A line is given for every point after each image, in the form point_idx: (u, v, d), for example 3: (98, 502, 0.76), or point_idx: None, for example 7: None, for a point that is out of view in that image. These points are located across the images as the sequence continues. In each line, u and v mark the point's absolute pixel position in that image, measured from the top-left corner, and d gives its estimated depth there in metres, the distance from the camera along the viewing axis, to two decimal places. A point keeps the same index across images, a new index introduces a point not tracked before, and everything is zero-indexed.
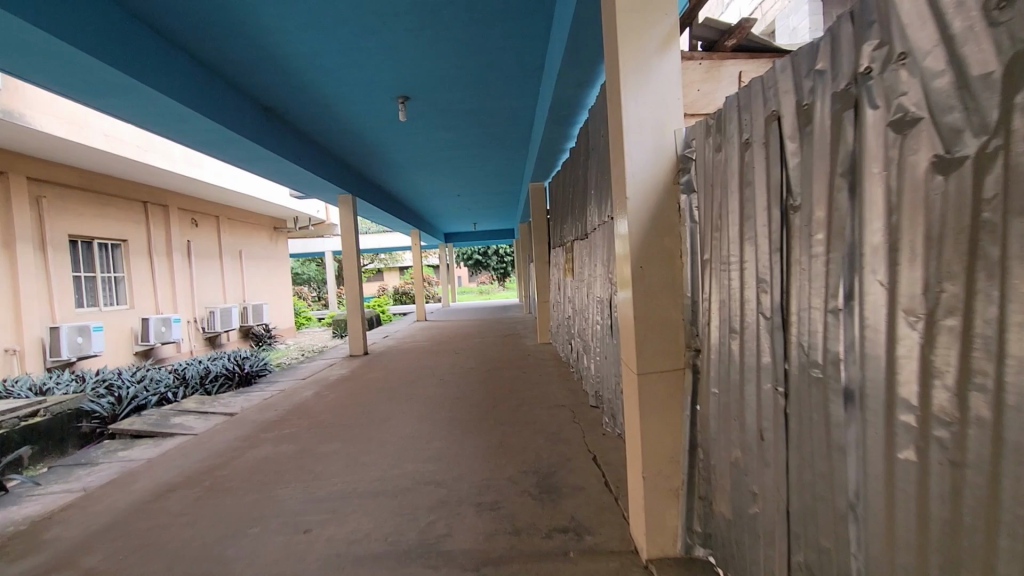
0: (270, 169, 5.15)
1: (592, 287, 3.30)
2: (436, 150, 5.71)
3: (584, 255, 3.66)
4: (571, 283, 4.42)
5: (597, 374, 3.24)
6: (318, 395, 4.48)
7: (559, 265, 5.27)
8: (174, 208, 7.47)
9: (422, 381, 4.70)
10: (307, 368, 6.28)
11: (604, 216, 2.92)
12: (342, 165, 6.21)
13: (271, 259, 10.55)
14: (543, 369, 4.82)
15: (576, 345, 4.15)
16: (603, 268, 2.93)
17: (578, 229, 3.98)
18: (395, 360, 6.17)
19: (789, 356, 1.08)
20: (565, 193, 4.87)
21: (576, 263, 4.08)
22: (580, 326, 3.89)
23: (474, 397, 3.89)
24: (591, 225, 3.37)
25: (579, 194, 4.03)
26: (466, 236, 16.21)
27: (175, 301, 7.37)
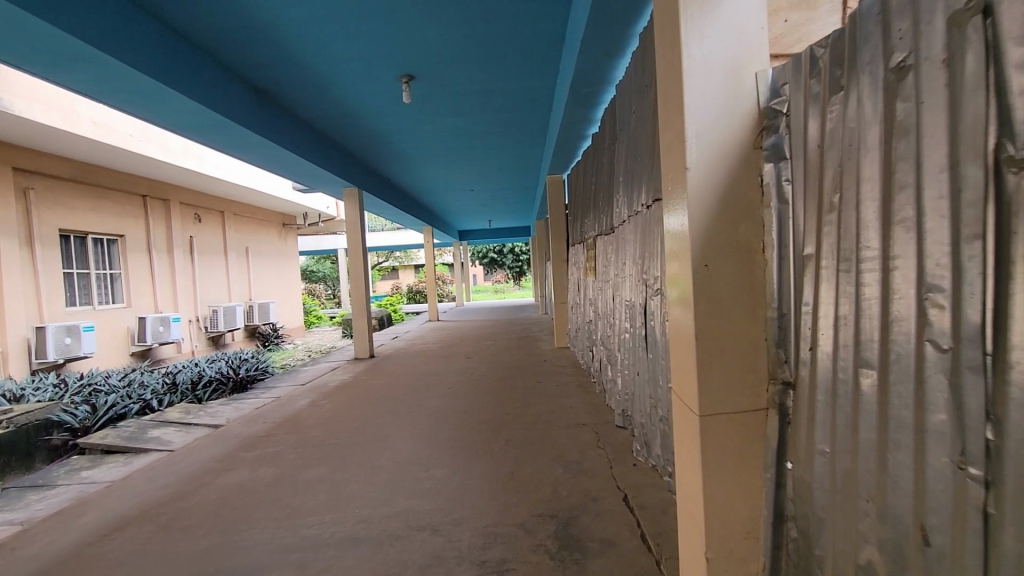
0: (266, 158, 4.76)
1: (621, 290, 2.84)
2: (447, 137, 5.29)
3: (610, 252, 3.21)
4: (593, 284, 3.97)
5: (624, 391, 2.79)
6: (314, 404, 4.09)
7: (579, 264, 4.82)
8: (176, 202, 7.13)
9: (428, 390, 4.27)
10: (308, 372, 5.90)
11: (637, 206, 2.45)
12: (347, 155, 5.81)
13: (280, 256, 10.21)
14: (561, 378, 4.35)
15: (599, 353, 3.69)
16: (634, 268, 2.47)
17: (602, 225, 3.52)
18: (403, 364, 5.76)
19: (1007, 422, 0.63)
20: (587, 185, 4.41)
21: (599, 262, 3.62)
22: (604, 332, 3.44)
23: (485, 411, 3.46)
24: (619, 219, 2.91)
25: (603, 184, 3.56)
26: (481, 234, 15.78)
27: (176, 299, 7.03)
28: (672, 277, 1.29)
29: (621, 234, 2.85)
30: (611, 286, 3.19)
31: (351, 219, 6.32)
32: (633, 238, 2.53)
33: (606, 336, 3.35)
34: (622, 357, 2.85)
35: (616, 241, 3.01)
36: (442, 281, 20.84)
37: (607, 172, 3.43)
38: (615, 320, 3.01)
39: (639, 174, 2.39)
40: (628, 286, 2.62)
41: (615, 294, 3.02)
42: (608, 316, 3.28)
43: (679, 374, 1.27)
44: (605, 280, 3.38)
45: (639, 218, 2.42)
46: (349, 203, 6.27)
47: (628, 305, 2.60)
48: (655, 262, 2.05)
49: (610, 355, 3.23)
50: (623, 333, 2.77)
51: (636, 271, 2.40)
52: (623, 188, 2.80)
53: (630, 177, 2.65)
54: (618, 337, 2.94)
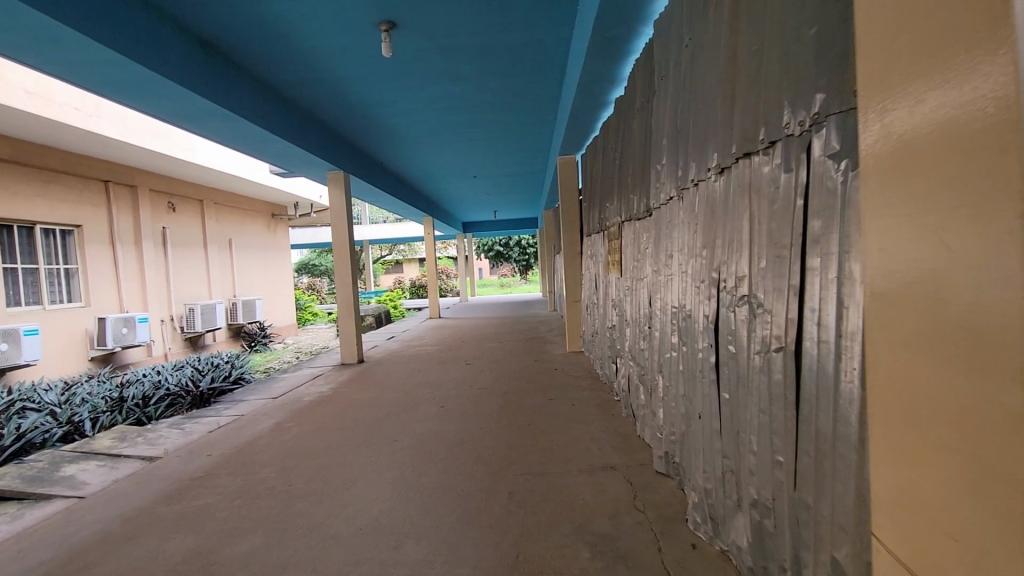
0: (228, 135, 4.04)
1: (665, 294, 2.11)
2: (442, 109, 4.55)
3: (646, 242, 2.47)
4: (616, 282, 3.25)
5: (669, 428, 2.08)
6: (280, 427, 3.40)
7: (597, 257, 4.10)
8: (145, 189, 6.43)
9: (417, 409, 3.55)
10: (287, 380, 5.20)
11: (694, 177, 1.73)
12: (329, 134, 5.08)
13: (269, 249, 9.51)
14: (578, 395, 3.62)
15: (626, 369, 2.97)
16: (690, 265, 1.74)
17: (632, 210, 2.79)
18: (393, 372, 5.06)
19: None
20: (608, 165, 3.68)
21: (628, 256, 2.88)
22: (634, 342, 2.73)
23: (483, 443, 2.75)
24: (661, 199, 2.18)
25: (633, 158, 2.82)
26: (486, 226, 14.99)
27: (146, 298, 6.35)
28: (883, 285, 0.58)
29: (665, 219, 2.13)
30: (646, 285, 2.47)
31: (335, 207, 5.59)
32: (687, 224, 1.80)
33: (639, 350, 2.63)
34: (665, 380, 2.13)
35: (655, 228, 2.27)
36: (445, 275, 20.09)
37: (639, 143, 2.68)
38: (655, 330, 2.27)
39: (703, 129, 1.64)
40: (679, 288, 1.90)
41: (654, 297, 2.28)
42: (643, 323, 2.55)
43: (911, 506, 0.56)
44: (638, 279, 2.64)
45: (698, 195, 1.69)
46: (333, 188, 5.54)
47: (680, 317, 1.87)
48: (740, 257, 1.32)
49: (645, 373, 2.50)
50: (669, 350, 2.05)
51: (695, 268, 1.67)
52: (668, 157, 2.07)
53: (681, 140, 1.90)
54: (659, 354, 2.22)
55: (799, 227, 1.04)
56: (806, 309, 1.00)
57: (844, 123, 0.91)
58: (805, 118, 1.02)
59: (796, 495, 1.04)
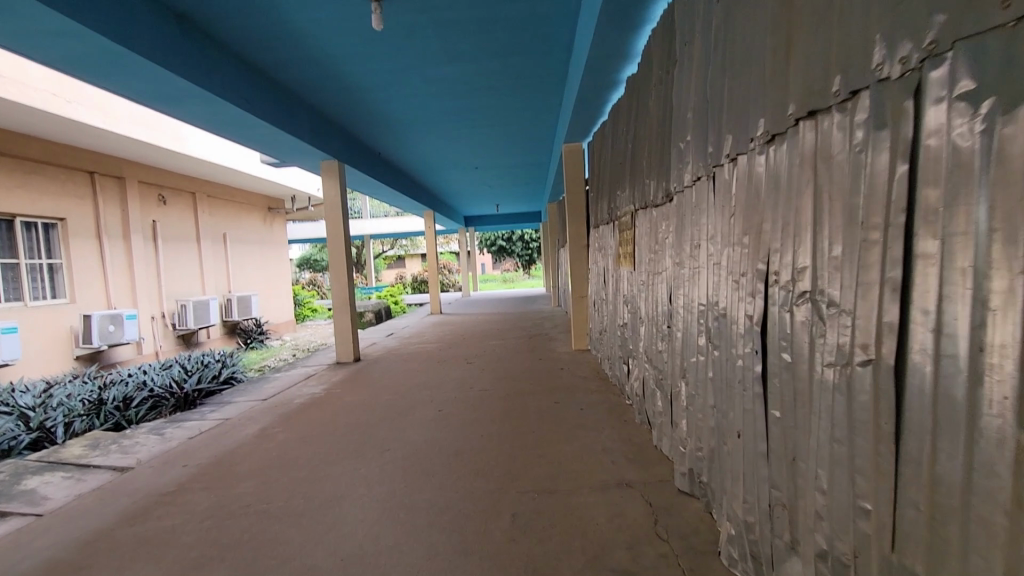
0: (208, 118, 3.82)
1: (690, 290, 1.85)
2: (440, 91, 4.29)
3: (665, 232, 2.21)
4: (629, 276, 2.99)
5: (694, 442, 1.84)
6: (266, 432, 3.16)
7: (606, 249, 3.84)
8: (134, 181, 6.19)
9: (413, 414, 3.30)
10: (280, 380, 4.97)
11: (730, 153, 1.47)
12: (321, 120, 4.83)
13: (265, 243, 9.27)
14: (587, 398, 3.36)
15: (640, 370, 2.72)
16: (725, 256, 1.48)
17: (647, 197, 2.53)
18: (391, 371, 4.82)
19: None
20: (619, 151, 3.42)
21: (643, 248, 2.62)
22: (650, 342, 2.48)
23: (483, 453, 2.50)
24: (684, 182, 1.92)
25: (649, 139, 2.56)
26: (488, 220, 14.73)
27: (136, 294, 6.11)
28: None
29: (689, 204, 1.86)
30: (665, 278, 2.21)
31: (330, 198, 5.34)
32: (721, 208, 1.54)
33: (656, 351, 2.37)
34: (689, 387, 1.88)
35: (678, 215, 2.01)
36: (447, 270, 19.83)
37: (657, 121, 2.41)
38: (677, 330, 2.02)
39: (743, 93, 1.38)
40: (708, 283, 1.64)
41: (676, 293, 2.02)
42: (661, 321, 2.29)
43: None
44: (655, 272, 2.38)
45: (736, 173, 1.43)
46: (327, 178, 5.29)
47: (712, 317, 1.61)
48: (801, 245, 1.06)
49: (664, 377, 2.24)
50: (696, 353, 1.79)
51: (731, 261, 1.42)
52: (694, 133, 1.81)
53: (712, 109, 1.64)
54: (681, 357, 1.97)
55: (899, 202, 0.78)
56: (914, 312, 0.75)
57: (982, 51, 0.65)
58: (911, 53, 0.76)
59: (897, 558, 0.79)
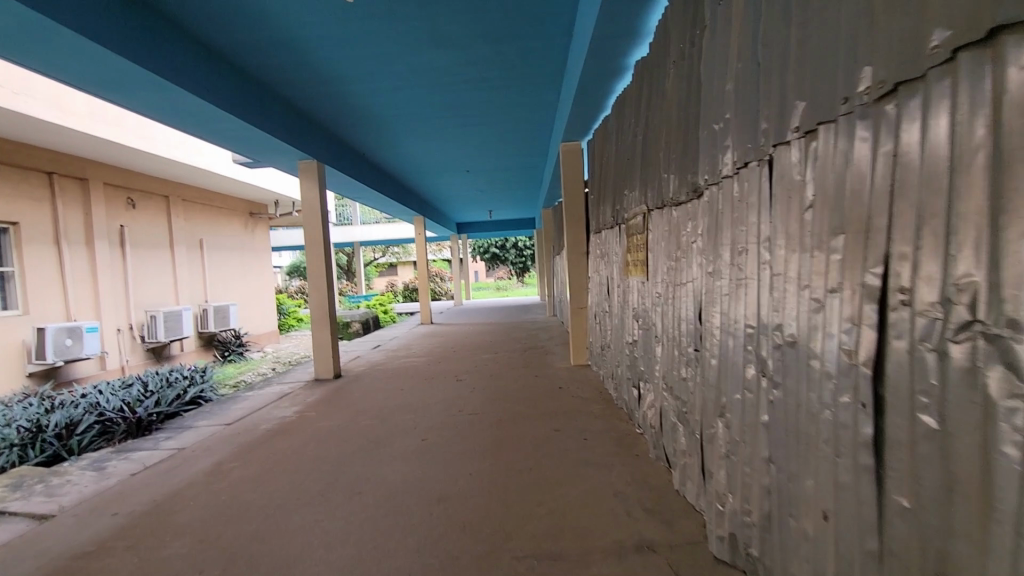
0: (161, 105, 3.44)
1: (731, 309, 1.47)
2: (428, 81, 3.93)
3: (690, 235, 1.83)
4: (639, 286, 2.61)
5: (737, 499, 1.44)
6: (221, 467, 2.73)
7: (610, 257, 3.46)
8: (98, 182, 5.76)
9: (393, 444, 2.89)
10: (250, 399, 4.53)
11: (799, 128, 1.10)
12: (295, 115, 4.44)
13: (246, 250, 8.81)
14: (589, 424, 2.97)
15: (654, 397, 2.34)
16: (794, 266, 1.11)
17: (664, 195, 2.15)
18: (373, 390, 4.40)
19: None
20: (625, 146, 3.05)
21: (659, 256, 2.24)
22: (669, 365, 2.09)
23: (471, 501, 2.09)
24: (720, 172, 1.55)
25: (665, 127, 2.19)
26: (481, 227, 14.37)
27: (99, 304, 5.66)
28: None
29: (729, 200, 1.48)
30: (690, 291, 1.83)
31: (308, 201, 4.93)
32: (784, 202, 1.16)
33: (677, 378, 1.98)
34: (728, 429, 1.49)
35: (711, 214, 1.63)
36: (438, 278, 19.41)
37: (676, 105, 2.04)
38: (708, 354, 1.64)
39: (824, 41, 1.01)
40: (764, 301, 1.26)
41: (708, 311, 1.64)
42: (684, 343, 1.90)
43: None
44: (676, 283, 2.00)
45: (810, 155, 1.07)
46: (306, 179, 4.89)
47: (769, 346, 1.23)
48: (964, 251, 0.69)
49: (689, 411, 1.86)
50: (740, 387, 1.41)
51: (809, 273, 1.05)
52: (736, 109, 1.44)
53: (766, 73, 1.26)
54: (714, 389, 1.59)
55: None
56: None
57: None
58: None
59: None
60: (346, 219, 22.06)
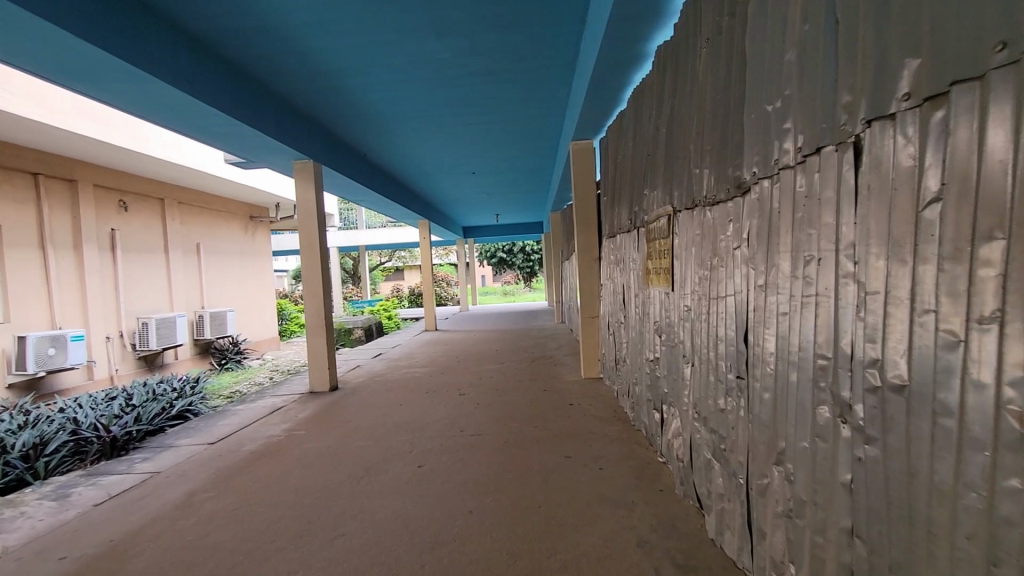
0: (139, 100, 3.20)
1: (792, 331, 1.17)
2: (430, 74, 3.66)
3: (731, 240, 1.53)
4: (663, 297, 2.31)
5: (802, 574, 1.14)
6: (194, 499, 2.46)
7: (627, 262, 3.16)
8: (88, 184, 5.54)
9: (387, 471, 2.61)
10: (240, 414, 4.26)
11: (911, 96, 0.81)
12: (289, 112, 4.18)
13: (246, 254, 8.58)
14: (605, 449, 2.67)
15: (682, 426, 2.03)
16: (905, 285, 0.82)
17: (695, 193, 1.85)
18: (370, 404, 4.12)
19: None
20: (645, 142, 2.75)
21: (689, 264, 1.93)
22: (702, 390, 1.78)
23: (469, 549, 1.80)
24: (775, 164, 1.25)
25: (696, 113, 1.89)
26: (487, 230, 14.10)
27: (87, 312, 5.43)
28: None
29: (790, 197, 1.19)
30: (732, 307, 1.53)
31: (304, 203, 4.66)
32: (884, 196, 0.87)
33: (714, 408, 1.67)
34: (787, 481, 1.20)
35: (763, 214, 1.33)
36: (444, 282, 19.15)
37: (710, 88, 1.75)
38: (758, 386, 1.34)
39: None
40: (849, 327, 0.97)
41: (758, 332, 1.34)
42: (722, 367, 1.60)
43: None
44: (711, 296, 1.70)
45: (930, 133, 0.78)
46: (301, 180, 4.62)
47: (859, 386, 0.93)
48: None
49: (729, 450, 1.55)
50: (808, 434, 1.11)
51: (937, 295, 0.75)
52: (801, 81, 1.14)
53: (850, 28, 0.97)
54: (767, 429, 1.29)
55: None
56: None
57: None
58: None
59: None
60: (351, 223, 21.87)
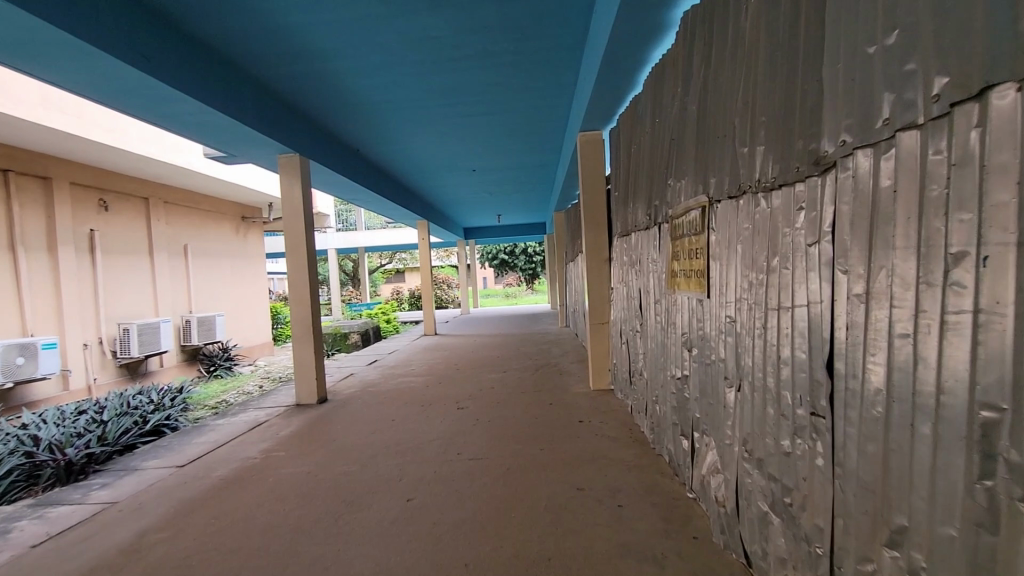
0: (98, 84, 2.85)
1: (924, 363, 0.82)
2: (425, 56, 3.31)
3: (803, 236, 1.18)
4: (694, 303, 1.95)
5: None
6: (146, 540, 2.12)
7: (644, 264, 2.80)
8: (64, 182, 5.21)
9: (372, 505, 2.26)
10: (220, 429, 3.91)
11: None
12: (272, 101, 3.84)
13: (238, 256, 8.24)
14: (622, 479, 2.32)
15: (722, 463, 1.68)
16: None
17: (744, 179, 1.49)
18: (359, 419, 3.76)
19: None
20: (667, 125, 2.40)
21: (733, 265, 1.58)
22: (753, 422, 1.42)
23: None
24: (888, 128, 0.90)
25: (742, 79, 1.53)
26: (488, 231, 13.75)
27: (62, 317, 5.09)
28: None
29: (916, 172, 0.84)
30: (805, 323, 1.18)
31: (289, 201, 4.31)
32: None
33: (772, 447, 1.33)
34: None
35: (860, 200, 0.98)
36: (445, 284, 18.82)
37: (764, 43, 1.39)
38: (851, 431, 1.00)
39: None
40: None
41: (852, 360, 0.99)
42: (786, 398, 1.25)
43: None
44: (768, 306, 1.34)
45: None
46: (286, 176, 4.28)
47: None
48: None
49: (797, 507, 1.21)
50: (953, 514, 0.77)
51: None
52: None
53: None
54: (868, 495, 0.95)
55: None
56: None
57: None
58: None
59: None
60: (351, 224, 21.54)
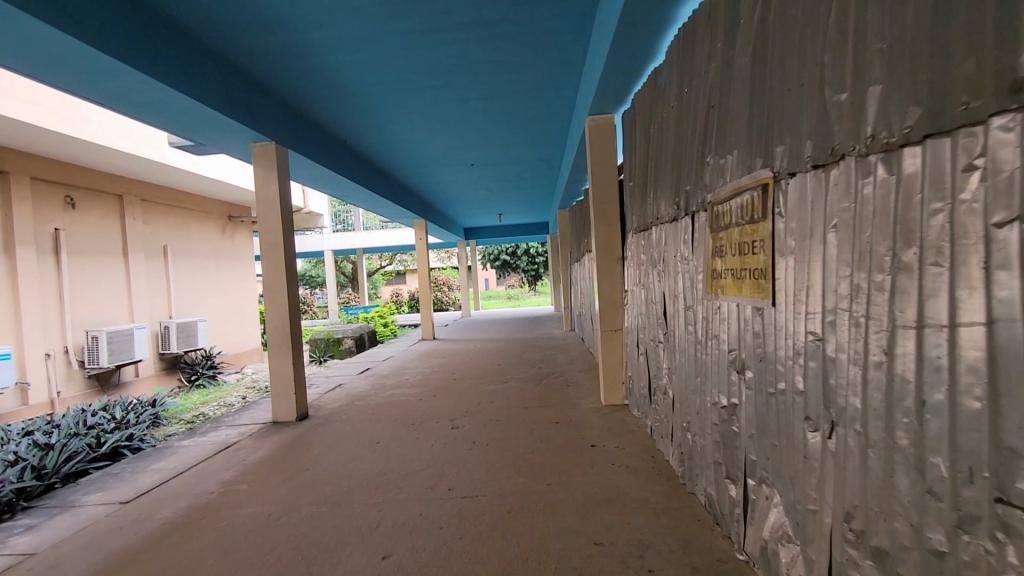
0: (29, 58, 2.41)
1: None
2: (415, 28, 2.88)
3: (983, 216, 0.74)
4: (748, 310, 1.50)
5: None
6: None
7: (670, 262, 2.35)
8: (24, 178, 4.78)
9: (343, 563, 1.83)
10: (184, 451, 3.47)
11: None
12: (242, 83, 3.41)
13: (224, 256, 7.79)
14: (648, 528, 1.87)
15: (798, 532, 1.24)
16: None
17: (841, 139, 1.05)
18: (341, 441, 3.32)
19: None
20: (702, 92, 1.95)
21: (820, 261, 1.13)
22: (865, 488, 0.98)
23: None
24: None
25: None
26: (490, 231, 13.26)
27: (20, 325, 4.65)
28: None
29: None
30: (985, 354, 0.74)
31: (265, 196, 3.87)
32: None
33: (903, 537, 0.89)
34: None
35: None
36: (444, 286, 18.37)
37: None
38: None
39: None
40: None
41: None
42: (936, 468, 0.82)
43: None
44: (895, 323, 0.90)
45: None
46: (262, 168, 3.84)
47: None
48: None
49: None
50: None
51: None
52: None
53: None
54: None
55: None
56: None
57: None
58: None
59: None
60: (349, 224, 21.09)
